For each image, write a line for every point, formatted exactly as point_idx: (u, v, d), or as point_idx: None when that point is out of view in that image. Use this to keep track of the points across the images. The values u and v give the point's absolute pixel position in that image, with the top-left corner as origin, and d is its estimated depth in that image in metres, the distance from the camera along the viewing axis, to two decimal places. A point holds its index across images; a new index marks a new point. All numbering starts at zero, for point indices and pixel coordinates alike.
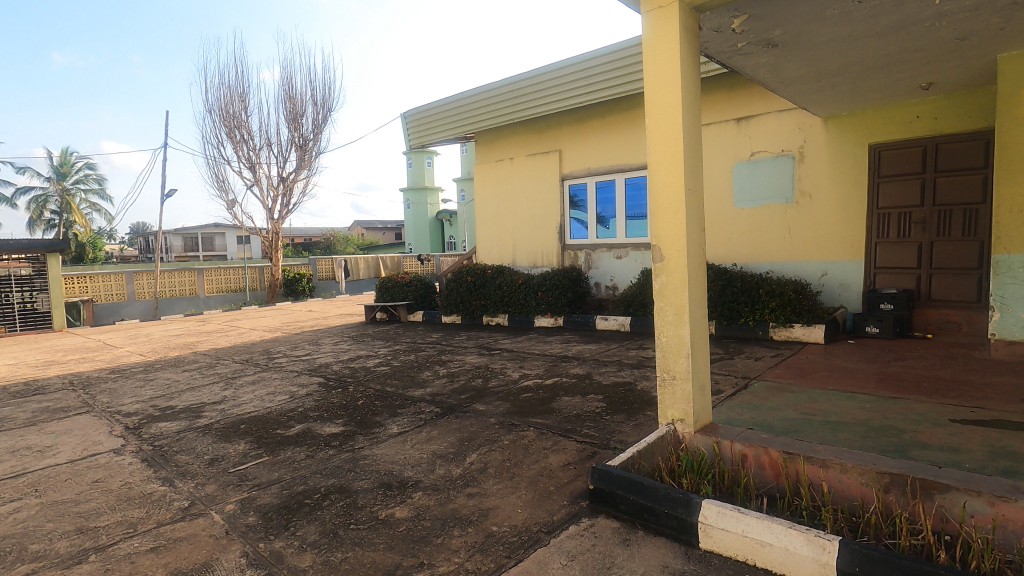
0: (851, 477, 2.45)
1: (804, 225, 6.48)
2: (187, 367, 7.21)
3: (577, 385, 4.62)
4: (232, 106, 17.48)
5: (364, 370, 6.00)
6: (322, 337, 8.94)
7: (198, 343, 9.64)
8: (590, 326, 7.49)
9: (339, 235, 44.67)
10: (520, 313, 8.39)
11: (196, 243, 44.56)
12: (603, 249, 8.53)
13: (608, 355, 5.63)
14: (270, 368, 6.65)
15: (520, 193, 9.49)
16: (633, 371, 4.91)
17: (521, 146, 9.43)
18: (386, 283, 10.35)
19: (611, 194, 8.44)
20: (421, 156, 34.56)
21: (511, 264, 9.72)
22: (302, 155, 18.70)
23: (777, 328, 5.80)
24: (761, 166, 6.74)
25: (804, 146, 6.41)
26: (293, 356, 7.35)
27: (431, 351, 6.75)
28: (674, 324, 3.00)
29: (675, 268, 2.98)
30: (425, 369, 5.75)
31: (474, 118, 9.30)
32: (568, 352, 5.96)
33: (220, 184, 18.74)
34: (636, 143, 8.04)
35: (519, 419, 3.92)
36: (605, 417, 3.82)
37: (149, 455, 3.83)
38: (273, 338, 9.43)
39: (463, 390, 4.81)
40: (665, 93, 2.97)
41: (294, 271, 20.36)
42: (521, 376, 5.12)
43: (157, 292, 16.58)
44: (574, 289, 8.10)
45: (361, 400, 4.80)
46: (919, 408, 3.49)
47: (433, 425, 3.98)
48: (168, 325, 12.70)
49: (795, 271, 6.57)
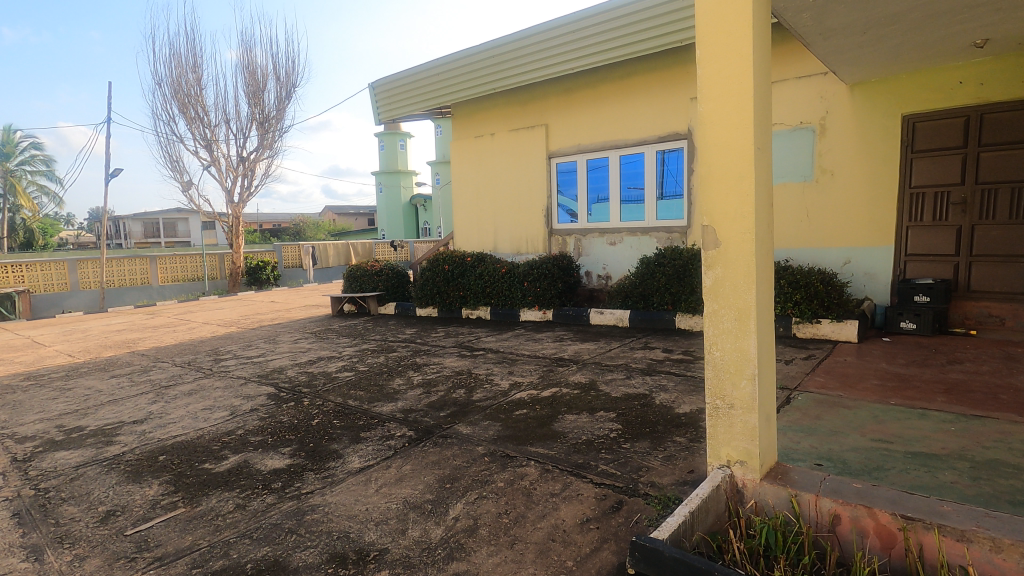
0: (1009, 560, 1.70)
1: (824, 208, 5.76)
2: (117, 371, 6.16)
3: (580, 398, 3.81)
4: (185, 78, 16.04)
5: (324, 377, 5.07)
6: (280, 334, 7.92)
7: (140, 341, 8.53)
8: (583, 320, 6.69)
9: (308, 220, 42.88)
10: (505, 305, 7.57)
11: (157, 229, 42.42)
12: (595, 234, 7.72)
13: (611, 358, 4.83)
14: (214, 373, 5.67)
15: (502, 172, 8.58)
16: (646, 379, 4.11)
17: (503, 120, 8.51)
18: (354, 271, 9.42)
19: (604, 173, 7.62)
20: (394, 138, 33.22)
21: (493, 251, 8.83)
22: (263, 133, 17.37)
23: (802, 324, 5.09)
24: (777, 141, 5.99)
25: (826, 118, 5.67)
26: (243, 358, 6.36)
27: (403, 351, 5.86)
28: (734, 334, 2.20)
29: (737, 257, 2.17)
30: (396, 376, 4.86)
31: (450, 88, 8.34)
32: (564, 352, 5.15)
33: (173, 164, 17.29)
34: (631, 116, 7.21)
35: (514, 448, 3.10)
36: (624, 446, 3.01)
37: (24, 506, 2.88)
38: (224, 334, 8.37)
39: (441, 406, 3.94)
40: (725, 11, 2.13)
41: (257, 258, 18.98)
42: (511, 385, 4.28)
43: (104, 281, 15.17)
44: (564, 279, 7.24)
45: (316, 420, 3.91)
46: (1019, 431, 2.78)
47: (405, 457, 3.13)
48: (112, 319, 11.44)
49: (813, 260, 5.86)
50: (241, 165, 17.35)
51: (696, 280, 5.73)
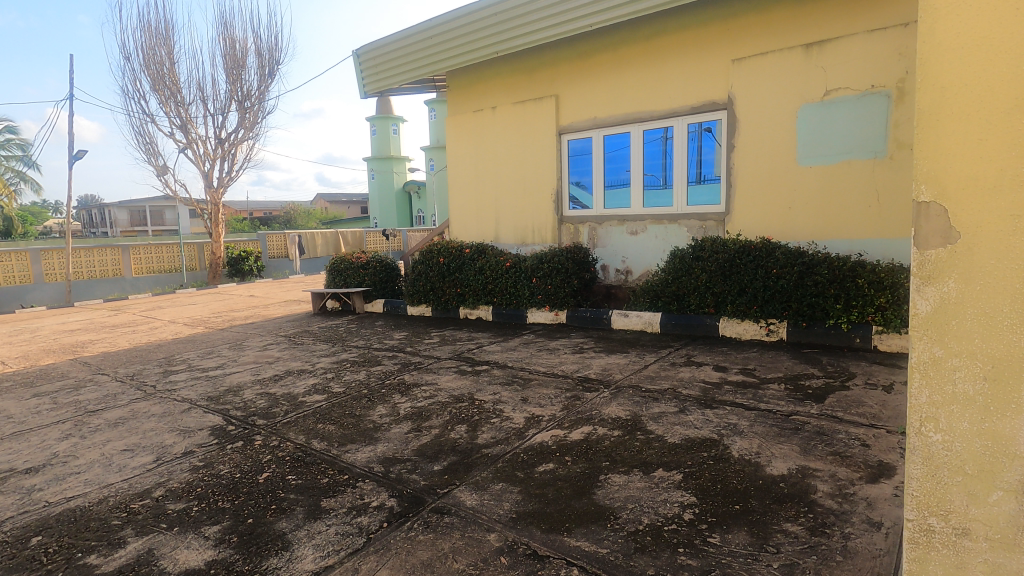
0: None
1: (900, 190, 4.78)
2: (44, 388, 5.09)
3: (625, 446, 2.79)
4: (158, 51, 14.74)
5: (287, 402, 4.02)
6: (249, 338, 6.84)
7: (91, 345, 7.44)
8: (603, 323, 5.66)
9: (299, 209, 41.58)
10: (509, 305, 6.54)
11: (143, 218, 41.01)
12: (613, 221, 6.67)
13: (651, 380, 3.80)
14: (157, 393, 4.61)
15: (504, 152, 7.49)
16: (707, 414, 3.10)
17: (506, 92, 7.41)
18: (338, 264, 8.38)
19: (624, 151, 6.55)
20: (386, 123, 31.78)
21: (493, 241, 7.75)
22: (244, 113, 16.12)
23: (886, 335, 4.02)
24: (842, 109, 5.02)
25: (906, 79, 4.69)
26: (197, 371, 5.30)
27: (390, 363, 4.84)
28: (985, 406, 1.18)
29: (996, 261, 1.14)
30: (377, 403, 3.81)
31: (444, 54, 7.21)
32: (588, 370, 4.13)
33: (146, 146, 16.03)
34: (659, 84, 6.13)
35: (544, 540, 2.08)
36: (712, 540, 1.99)
37: None
38: (187, 337, 7.30)
39: (435, 455, 2.90)
40: None
41: (239, 247, 17.77)
42: (528, 421, 3.26)
43: (70, 273, 13.99)
44: (580, 274, 6.18)
45: (266, 475, 2.87)
46: None
47: (382, 554, 2.09)
48: (70, 317, 10.31)
49: (885, 253, 4.91)
50: (220, 147, 16.06)
51: (746, 278, 4.67)
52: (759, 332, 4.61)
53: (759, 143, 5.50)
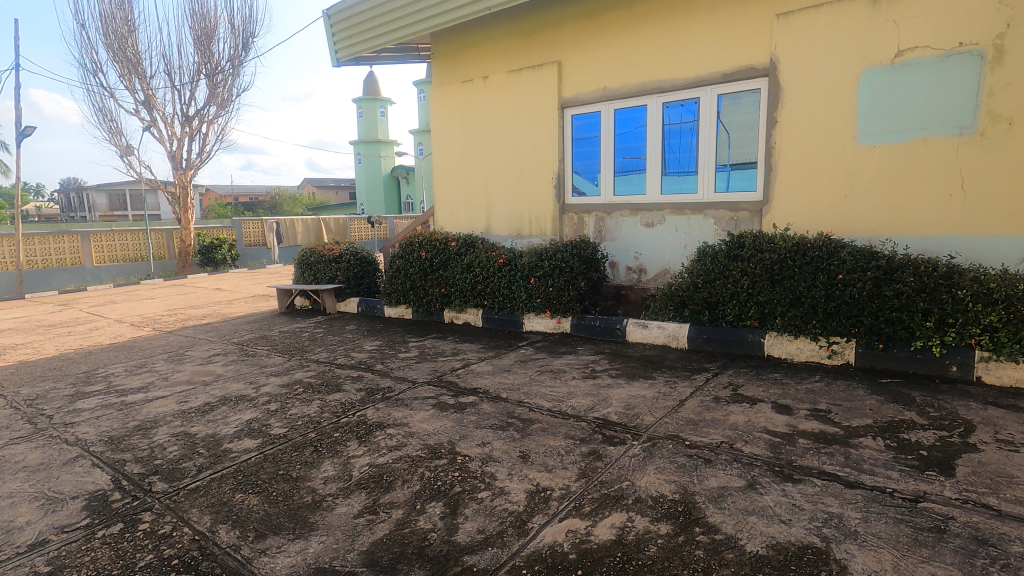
0: None
1: (990, 176, 3.86)
2: None
3: (684, 563, 1.81)
4: (116, 16, 13.40)
5: (206, 451, 3.00)
6: (194, 346, 5.77)
7: (12, 350, 6.34)
8: (616, 335, 4.69)
9: (283, 194, 40.13)
10: (502, 308, 5.54)
11: (121, 202, 39.43)
12: (625, 211, 5.67)
13: (694, 427, 2.82)
14: (46, 429, 3.55)
15: (496, 129, 6.44)
16: (793, 498, 2.12)
17: (499, 58, 6.33)
18: (307, 256, 7.35)
19: (639, 126, 5.53)
20: (373, 104, 30.35)
21: (484, 232, 6.72)
22: (214, 88, 14.85)
23: (995, 365, 3.11)
24: (917, 74, 4.04)
25: (1007, 35, 3.73)
26: (115, 394, 4.25)
27: (351, 390, 3.81)
28: None
29: None
30: (324, 458, 2.80)
31: (426, 14, 6.11)
32: (606, 408, 3.14)
33: (107, 123, 14.73)
34: (684, 46, 5.10)
35: None
36: None
37: None
38: (124, 343, 6.20)
39: (393, 569, 1.90)
40: None
41: (212, 235, 16.47)
42: (531, 499, 2.26)
43: (21, 262, 12.77)
44: (587, 274, 5.18)
45: None
46: None
47: None
48: (8, 313, 9.15)
49: (969, 255, 3.99)
50: (187, 126, 14.77)
51: (801, 285, 3.71)
52: (818, 354, 3.67)
53: (809, 118, 4.50)
